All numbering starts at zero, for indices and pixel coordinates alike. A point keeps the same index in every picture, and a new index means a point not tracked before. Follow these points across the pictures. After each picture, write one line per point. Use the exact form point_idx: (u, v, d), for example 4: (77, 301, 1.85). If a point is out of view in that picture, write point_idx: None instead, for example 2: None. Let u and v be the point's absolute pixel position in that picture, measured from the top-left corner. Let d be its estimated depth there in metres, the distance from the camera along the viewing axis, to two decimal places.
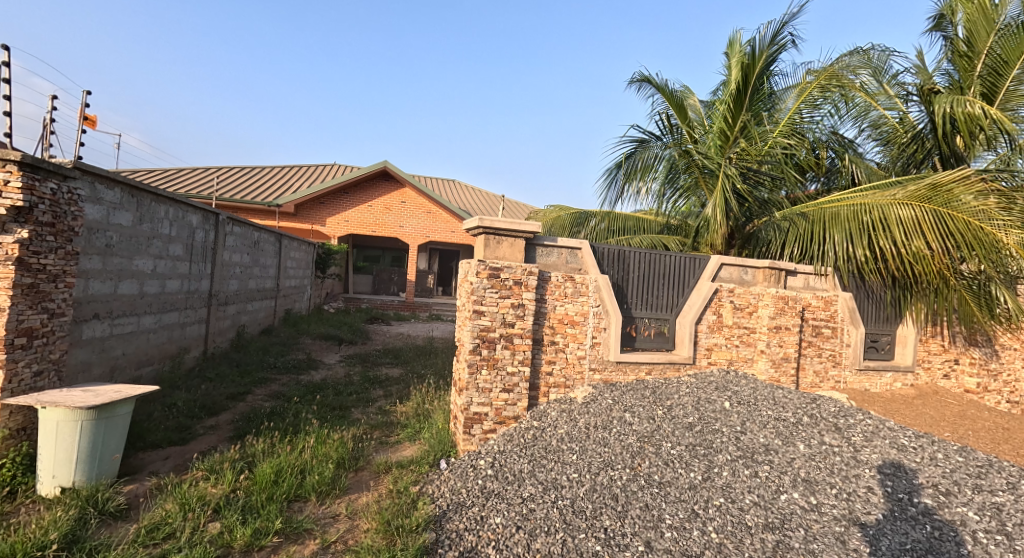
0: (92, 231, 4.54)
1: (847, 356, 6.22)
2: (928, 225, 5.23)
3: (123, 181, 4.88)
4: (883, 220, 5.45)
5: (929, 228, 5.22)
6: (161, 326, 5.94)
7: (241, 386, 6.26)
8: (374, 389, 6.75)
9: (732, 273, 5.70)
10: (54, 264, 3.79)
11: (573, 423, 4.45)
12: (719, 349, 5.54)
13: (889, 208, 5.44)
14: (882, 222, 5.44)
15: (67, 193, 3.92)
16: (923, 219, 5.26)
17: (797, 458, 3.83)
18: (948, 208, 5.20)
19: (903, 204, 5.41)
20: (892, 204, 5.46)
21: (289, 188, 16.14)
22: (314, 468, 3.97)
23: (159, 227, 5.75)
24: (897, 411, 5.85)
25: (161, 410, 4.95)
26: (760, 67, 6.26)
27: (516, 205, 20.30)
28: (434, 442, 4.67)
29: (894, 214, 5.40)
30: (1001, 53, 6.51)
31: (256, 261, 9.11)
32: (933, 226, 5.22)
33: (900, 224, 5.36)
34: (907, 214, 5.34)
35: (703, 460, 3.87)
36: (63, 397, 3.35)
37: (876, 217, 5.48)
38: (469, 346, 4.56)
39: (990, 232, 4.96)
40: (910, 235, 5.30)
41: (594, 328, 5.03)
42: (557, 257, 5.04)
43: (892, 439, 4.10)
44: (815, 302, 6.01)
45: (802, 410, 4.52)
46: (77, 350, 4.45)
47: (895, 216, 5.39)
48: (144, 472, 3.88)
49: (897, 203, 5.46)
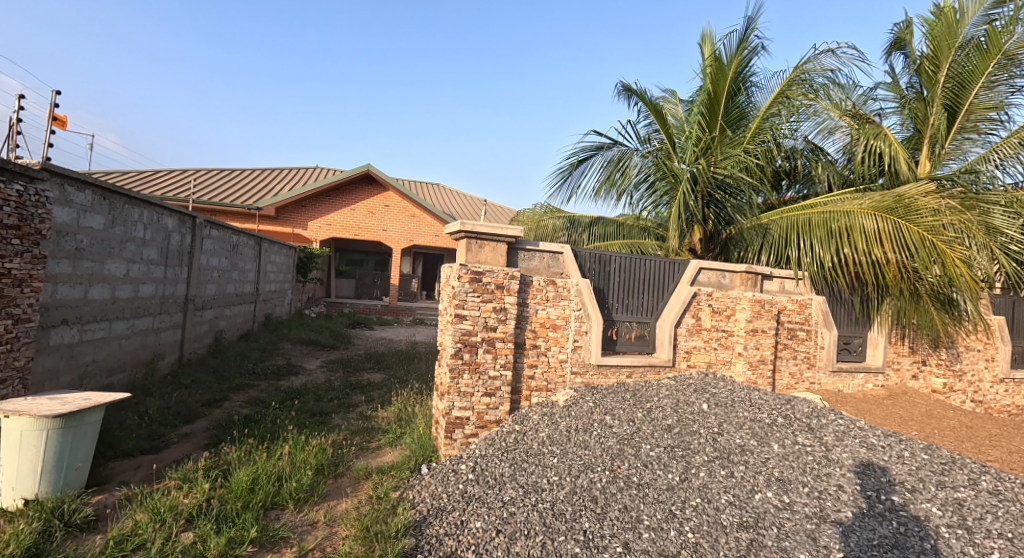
0: (60, 234, 4.41)
1: (821, 358, 6.36)
2: (886, 236, 5.42)
3: (94, 183, 4.77)
4: (848, 229, 5.62)
5: (887, 239, 5.41)
6: (134, 332, 5.79)
7: (218, 392, 6.14)
8: (355, 395, 6.69)
9: (710, 276, 5.82)
10: (20, 268, 3.70)
11: (554, 426, 4.48)
12: (698, 352, 5.62)
13: (854, 217, 5.61)
14: (846, 231, 5.62)
15: (35, 196, 3.82)
16: (883, 229, 5.45)
17: (771, 458, 3.91)
18: (906, 219, 5.38)
19: (869, 214, 5.56)
20: (858, 213, 5.62)
21: (270, 190, 15.94)
22: (291, 475, 3.91)
23: (133, 230, 5.62)
24: (869, 411, 6.02)
25: (134, 418, 4.84)
26: (733, 72, 6.42)
27: (500, 209, 20.39)
28: (416, 447, 4.63)
29: (858, 224, 5.57)
30: (968, 66, 6.76)
31: (235, 265, 8.95)
32: (891, 237, 5.40)
33: (863, 235, 5.54)
34: (869, 224, 5.52)
35: (681, 461, 3.92)
36: (29, 406, 3.26)
37: (843, 225, 5.66)
38: (450, 350, 4.55)
39: (941, 249, 5.12)
40: (870, 244, 5.49)
41: (575, 331, 5.06)
42: (539, 261, 5.07)
43: (862, 438, 4.21)
44: (791, 306, 6.15)
45: (777, 411, 4.62)
46: (44, 357, 4.32)
47: (859, 225, 5.57)
48: (114, 482, 3.78)
49: (861, 212, 5.62)
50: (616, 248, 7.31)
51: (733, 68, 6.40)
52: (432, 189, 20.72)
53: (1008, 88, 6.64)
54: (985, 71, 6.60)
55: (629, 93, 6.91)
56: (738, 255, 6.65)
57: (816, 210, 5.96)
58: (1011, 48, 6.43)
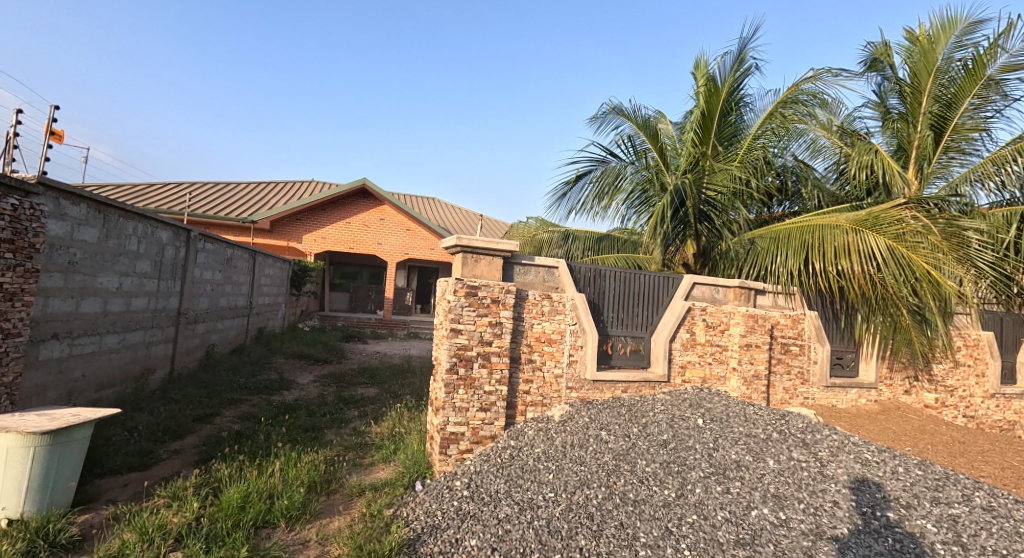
0: (54, 247, 4.39)
1: (814, 373, 6.39)
2: (856, 248, 5.46)
3: (89, 197, 4.76)
4: (820, 241, 5.69)
5: (855, 251, 5.45)
6: (125, 346, 5.73)
7: (209, 408, 6.07)
8: (348, 410, 6.62)
9: (704, 291, 5.85)
10: (11, 282, 3.66)
11: (549, 442, 4.46)
12: (693, 367, 5.63)
13: (827, 231, 5.70)
14: (820, 242, 5.67)
15: (29, 208, 3.80)
16: (853, 242, 5.50)
17: (767, 474, 3.90)
18: (875, 233, 5.48)
19: (842, 228, 5.64)
20: (831, 227, 5.71)
21: (265, 204, 15.94)
22: (283, 492, 3.86)
23: (127, 244, 5.60)
24: (862, 426, 6.03)
25: (122, 434, 4.75)
26: (726, 94, 6.53)
27: (495, 223, 20.49)
28: (409, 464, 4.59)
29: (830, 238, 5.63)
30: (949, 90, 6.94)
31: (228, 279, 8.91)
32: (861, 250, 5.45)
33: (834, 246, 5.58)
34: (840, 237, 5.57)
35: (677, 477, 3.90)
36: (16, 423, 3.19)
37: (816, 237, 5.72)
38: (446, 365, 4.53)
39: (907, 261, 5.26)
40: (839, 256, 5.54)
41: (571, 345, 5.06)
42: (534, 275, 5.09)
43: (857, 453, 4.22)
44: (784, 320, 6.20)
45: (772, 426, 4.62)
46: (32, 372, 4.25)
47: (830, 238, 5.63)
48: (101, 501, 3.70)
49: (836, 226, 5.69)
50: (612, 262, 7.35)
51: (728, 89, 6.51)
52: (427, 203, 20.78)
53: (989, 111, 6.82)
54: (969, 94, 6.76)
55: (620, 112, 7.01)
56: (725, 272, 6.67)
57: (796, 226, 6.08)
58: (994, 73, 6.62)
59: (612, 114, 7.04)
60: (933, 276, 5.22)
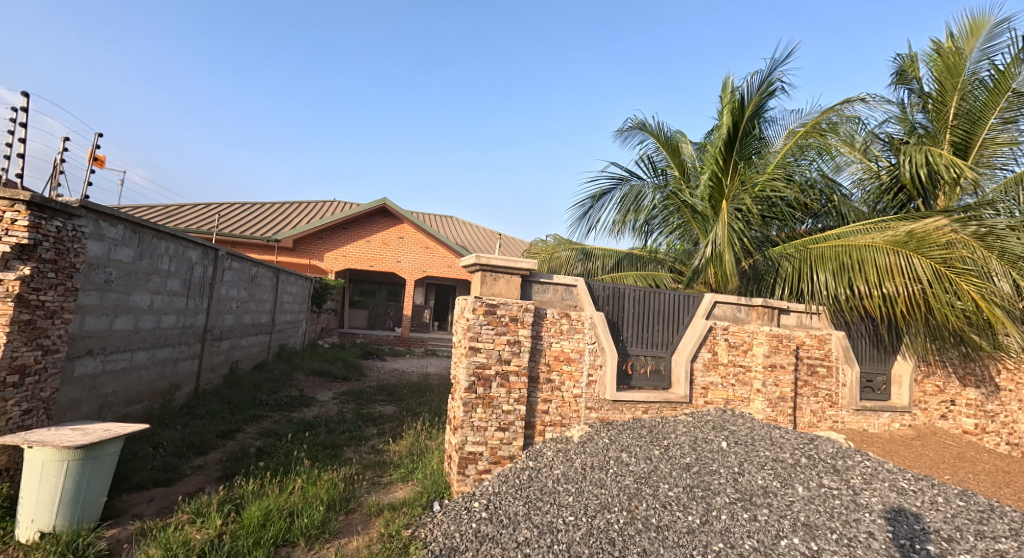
0: (92, 267, 4.57)
1: (843, 396, 6.20)
2: (900, 269, 5.33)
3: (126, 219, 4.95)
4: (860, 263, 5.56)
5: (898, 273, 5.32)
6: (154, 362, 5.88)
7: (232, 424, 6.16)
8: (367, 427, 6.65)
9: (726, 310, 5.76)
10: (53, 300, 3.81)
11: (569, 464, 4.39)
12: (715, 388, 5.52)
13: (866, 251, 5.55)
14: (859, 265, 5.55)
15: (72, 230, 3.97)
16: (895, 263, 5.36)
17: (796, 501, 3.77)
18: (919, 254, 5.31)
19: (881, 249, 5.50)
20: (870, 247, 5.56)
21: (288, 223, 16.34)
22: (304, 510, 3.87)
23: (159, 263, 5.80)
24: (896, 452, 5.80)
25: (149, 449, 4.85)
26: (751, 114, 6.36)
27: (513, 242, 20.60)
28: (428, 483, 4.56)
29: (870, 259, 5.50)
30: (976, 104, 6.80)
31: (252, 296, 9.11)
32: (905, 271, 5.32)
33: (875, 268, 5.45)
34: (882, 258, 5.44)
35: (701, 502, 3.80)
36: (51, 437, 3.29)
37: (854, 259, 5.59)
38: (464, 384, 4.54)
39: (953, 282, 5.14)
40: (883, 278, 5.40)
41: (590, 365, 5.02)
42: (552, 294, 5.09)
43: (892, 482, 4.06)
44: (809, 340, 6.05)
45: (800, 451, 4.48)
46: (67, 387, 4.39)
47: (871, 259, 5.50)
48: (127, 515, 3.77)
49: (874, 247, 5.54)
50: (630, 281, 7.29)
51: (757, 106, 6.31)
52: (445, 221, 21.04)
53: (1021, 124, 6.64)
54: (994, 108, 6.65)
55: (645, 127, 7.05)
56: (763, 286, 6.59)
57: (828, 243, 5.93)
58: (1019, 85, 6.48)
59: (637, 130, 7.09)
60: (980, 297, 5.07)
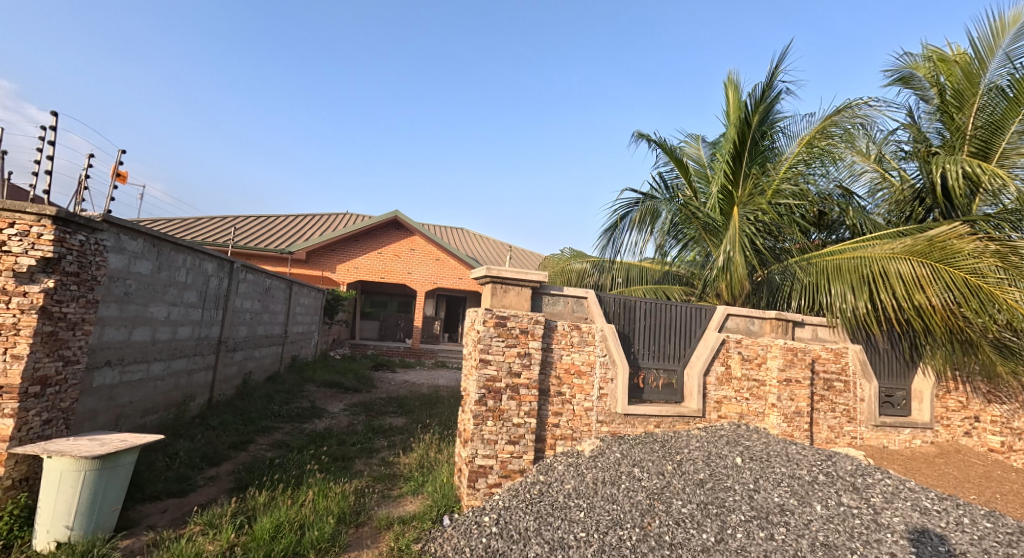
0: (112, 279, 4.67)
1: (862, 412, 6.07)
2: (925, 279, 5.23)
3: (146, 232, 5.07)
4: (882, 274, 5.48)
5: (927, 282, 5.21)
6: (169, 373, 5.96)
7: (244, 435, 6.20)
8: (377, 439, 6.65)
9: (738, 323, 5.73)
10: (74, 312, 3.89)
11: (580, 478, 4.35)
12: (729, 402, 5.44)
13: (888, 262, 5.47)
14: (881, 276, 5.47)
15: (94, 244, 4.07)
16: (920, 273, 5.27)
17: (814, 520, 3.69)
18: (945, 263, 5.21)
19: (901, 259, 5.43)
20: (892, 257, 5.48)
21: (302, 235, 16.58)
22: (314, 523, 3.87)
23: (176, 275, 5.90)
24: (919, 470, 5.66)
25: (163, 459, 4.91)
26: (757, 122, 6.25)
27: (524, 254, 20.62)
28: (438, 497, 4.54)
29: (892, 269, 5.41)
30: (995, 112, 6.66)
31: (266, 308, 9.24)
32: (931, 280, 5.21)
33: (900, 279, 5.36)
34: (905, 268, 5.35)
35: (716, 520, 3.74)
36: (69, 447, 3.34)
37: (875, 270, 5.52)
38: (475, 397, 4.53)
39: (989, 291, 4.94)
40: (910, 289, 5.29)
41: (600, 378, 4.98)
42: (563, 306, 5.09)
43: (914, 501, 3.96)
44: (825, 354, 5.95)
45: (817, 467, 4.39)
46: (86, 398, 4.47)
47: (894, 270, 5.40)
48: (141, 526, 3.80)
49: (895, 257, 5.47)
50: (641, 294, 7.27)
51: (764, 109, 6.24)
52: (456, 233, 21.17)
53: None
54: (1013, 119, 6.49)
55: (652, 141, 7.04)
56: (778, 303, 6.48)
57: (846, 254, 5.87)
58: None
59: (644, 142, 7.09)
60: None
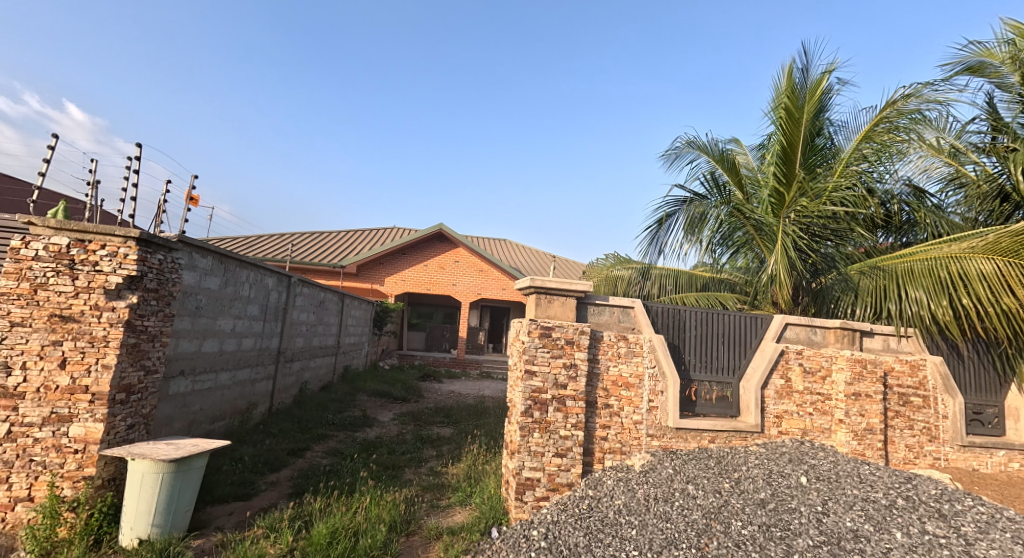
0: (186, 294, 5.04)
1: (945, 430, 5.61)
2: (1013, 278, 4.86)
3: (214, 250, 5.43)
4: (963, 276, 5.09)
5: (1017, 282, 4.83)
6: (234, 382, 6.32)
7: (301, 442, 6.47)
8: (425, 449, 6.76)
9: (799, 332, 5.42)
10: (154, 325, 4.21)
11: (631, 494, 4.25)
12: (790, 417, 5.16)
13: (968, 262, 5.09)
14: (961, 278, 5.09)
15: (171, 262, 4.42)
16: (1007, 272, 4.90)
17: (893, 548, 3.43)
18: None
19: (982, 258, 5.05)
20: (971, 257, 5.11)
21: (352, 249, 17.27)
22: (367, 530, 3.97)
23: (241, 290, 6.29)
24: (1015, 497, 5.16)
25: (230, 464, 5.20)
26: (808, 119, 6.00)
27: (568, 264, 20.52)
28: (486, 508, 4.56)
29: (974, 269, 5.03)
30: None
31: (321, 320, 9.67)
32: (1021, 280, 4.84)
33: (983, 280, 4.98)
34: (988, 268, 4.98)
35: (781, 543, 3.54)
36: (150, 450, 3.61)
37: (954, 272, 5.14)
38: (521, 408, 4.54)
39: None
40: (996, 291, 4.91)
41: (650, 391, 4.86)
42: (609, 316, 5.01)
43: (1011, 532, 3.60)
44: (900, 367, 5.55)
45: (895, 491, 4.08)
46: (163, 405, 4.81)
47: (975, 270, 5.03)
48: (211, 527, 4.04)
49: (975, 257, 5.10)
50: (693, 301, 7.06)
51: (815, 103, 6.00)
52: (500, 245, 21.36)
53: None
54: None
55: (697, 146, 6.87)
56: (838, 309, 6.09)
57: (918, 257, 5.48)
58: None
59: (688, 148, 6.93)
60: None
